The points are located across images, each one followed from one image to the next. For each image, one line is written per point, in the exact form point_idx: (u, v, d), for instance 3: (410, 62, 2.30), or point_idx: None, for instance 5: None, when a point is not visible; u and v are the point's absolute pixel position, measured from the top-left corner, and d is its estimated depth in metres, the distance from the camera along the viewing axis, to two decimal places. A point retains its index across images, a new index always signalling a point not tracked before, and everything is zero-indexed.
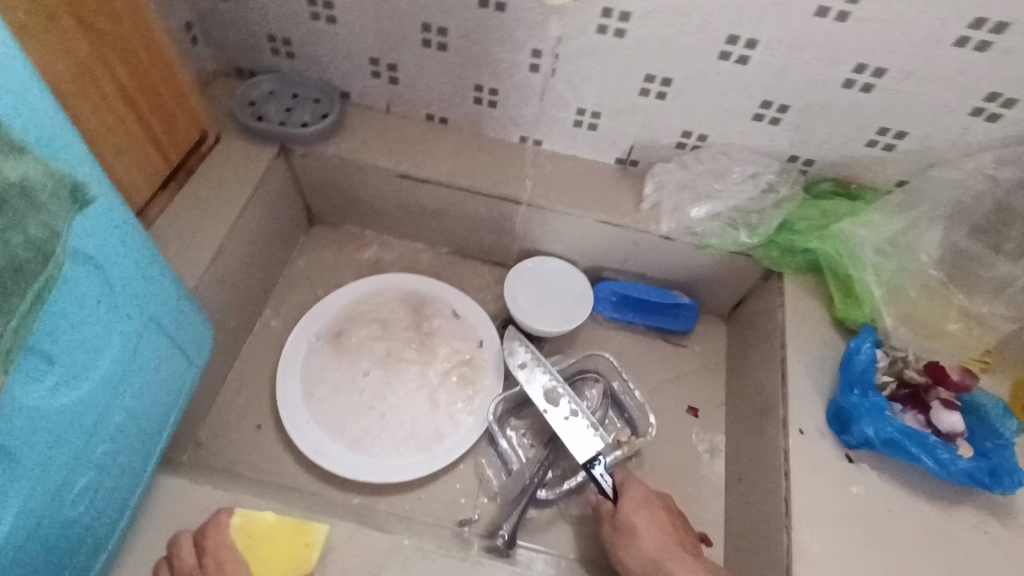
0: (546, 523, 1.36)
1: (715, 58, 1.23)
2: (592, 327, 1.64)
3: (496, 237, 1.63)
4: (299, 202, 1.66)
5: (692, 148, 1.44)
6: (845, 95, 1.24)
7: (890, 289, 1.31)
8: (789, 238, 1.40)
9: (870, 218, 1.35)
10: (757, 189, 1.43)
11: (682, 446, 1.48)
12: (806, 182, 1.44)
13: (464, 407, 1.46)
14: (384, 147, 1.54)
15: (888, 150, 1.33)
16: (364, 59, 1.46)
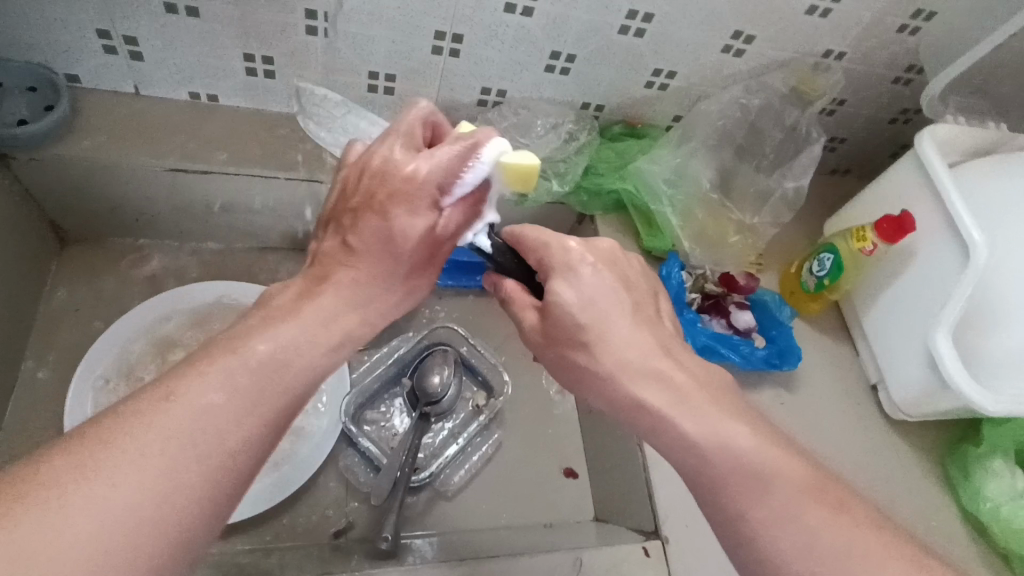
0: (432, 514, 0.69)
1: (501, 7, 0.63)
2: (458, 297, 0.85)
3: (232, 236, 0.77)
4: (30, 214, 0.68)
5: (564, 68, 0.71)
6: (621, 46, 0.69)
7: (698, 223, 0.77)
8: (600, 186, 0.77)
9: (669, 153, 0.77)
10: (564, 138, 0.76)
11: (527, 382, 0.81)
12: (599, 126, 0.79)
13: (314, 415, 0.69)
14: (146, 139, 0.67)
15: (668, 80, 0.74)
16: (93, 31, 0.61)
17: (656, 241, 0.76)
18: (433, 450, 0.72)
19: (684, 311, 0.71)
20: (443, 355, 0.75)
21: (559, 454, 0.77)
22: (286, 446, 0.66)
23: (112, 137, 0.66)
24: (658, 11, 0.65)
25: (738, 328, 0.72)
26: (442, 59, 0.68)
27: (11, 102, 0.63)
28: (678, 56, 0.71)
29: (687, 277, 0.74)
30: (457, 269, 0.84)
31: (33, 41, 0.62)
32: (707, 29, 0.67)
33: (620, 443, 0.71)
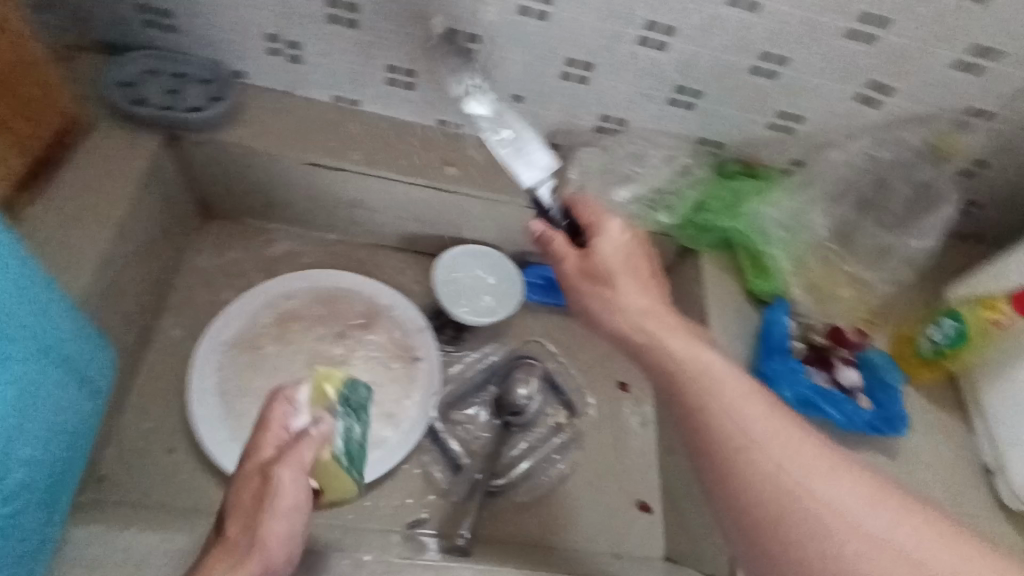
0: (503, 521, 0.70)
1: (638, 39, 0.65)
2: (550, 314, 0.86)
3: (350, 230, 0.83)
4: (186, 190, 0.76)
5: (688, 103, 0.72)
6: (749, 87, 0.69)
7: (806, 271, 0.74)
8: (709, 222, 0.76)
9: (785, 198, 0.75)
10: (678, 171, 0.77)
11: (607, 407, 0.81)
12: (716, 162, 0.78)
13: (405, 410, 0.72)
14: (294, 135, 0.74)
15: (794, 123, 0.73)
16: (264, 36, 0.69)
17: (762, 284, 0.74)
18: (511, 460, 0.74)
19: (788, 358, 0.68)
20: (529, 369, 0.78)
21: (634, 486, 0.76)
22: (378, 433, 0.70)
23: (265, 130, 0.73)
24: (794, 55, 0.65)
25: (841, 385, 0.68)
26: (569, 84, 0.71)
27: (189, 91, 0.70)
28: (807, 101, 0.70)
29: (792, 324, 0.72)
30: (553, 287, 0.85)
31: (214, 40, 0.70)
32: (843, 76, 0.66)
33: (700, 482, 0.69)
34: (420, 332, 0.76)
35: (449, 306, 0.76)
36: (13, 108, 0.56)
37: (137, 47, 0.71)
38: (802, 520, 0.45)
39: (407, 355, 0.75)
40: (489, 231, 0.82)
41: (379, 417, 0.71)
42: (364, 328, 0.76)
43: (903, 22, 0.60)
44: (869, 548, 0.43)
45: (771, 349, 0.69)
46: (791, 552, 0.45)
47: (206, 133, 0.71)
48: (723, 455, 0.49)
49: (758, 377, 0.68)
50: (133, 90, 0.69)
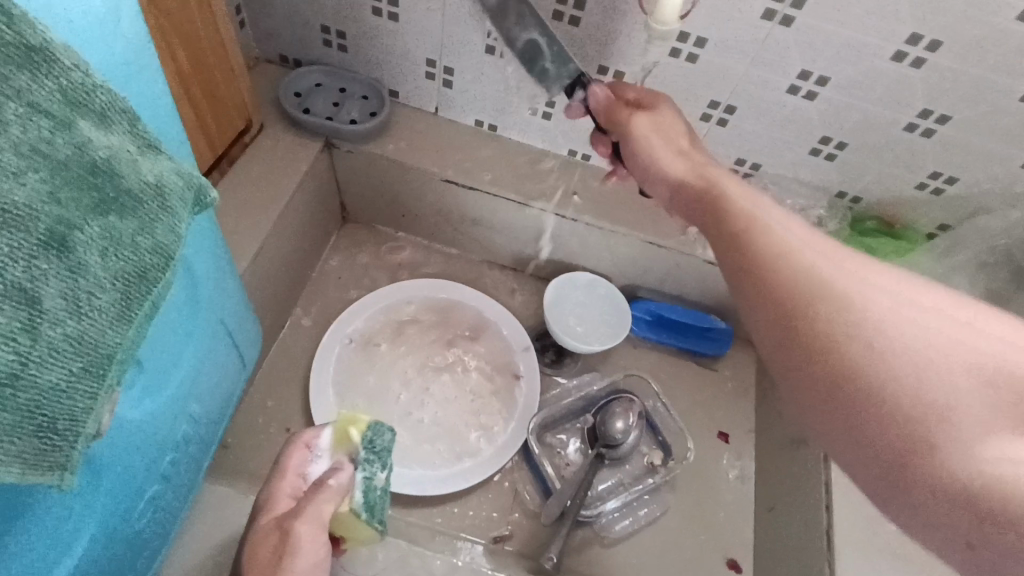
0: (587, 553, 0.69)
1: (787, 86, 0.64)
2: (654, 352, 0.85)
3: (470, 246, 0.87)
4: (332, 193, 0.83)
5: (830, 154, 0.70)
6: (901, 142, 0.66)
7: None
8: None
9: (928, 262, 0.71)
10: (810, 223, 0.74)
11: (705, 455, 0.78)
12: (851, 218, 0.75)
13: (503, 426, 0.73)
14: (435, 152, 0.79)
15: (946, 185, 0.69)
16: (423, 59, 0.75)
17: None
18: (600, 494, 0.72)
19: None
20: (628, 404, 0.76)
21: (726, 542, 0.73)
22: (474, 444, 0.72)
23: (410, 145, 0.79)
24: (958, 114, 0.62)
25: None
26: (707, 126, 0.71)
27: (350, 105, 0.77)
28: (966, 163, 0.66)
29: None
30: (661, 325, 0.85)
31: (379, 60, 0.76)
32: (1012, 140, 0.62)
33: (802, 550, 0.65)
34: (523, 352, 0.78)
35: (558, 331, 0.78)
36: (212, 107, 0.64)
37: (311, 62, 0.79)
38: (830, 323, 0.37)
39: (510, 373, 0.77)
40: (604, 263, 0.83)
41: (477, 429, 0.73)
42: (471, 341, 0.79)
43: None
44: (920, 363, 0.34)
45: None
46: (862, 378, 0.35)
47: (357, 143, 0.78)
48: (762, 269, 0.41)
49: None
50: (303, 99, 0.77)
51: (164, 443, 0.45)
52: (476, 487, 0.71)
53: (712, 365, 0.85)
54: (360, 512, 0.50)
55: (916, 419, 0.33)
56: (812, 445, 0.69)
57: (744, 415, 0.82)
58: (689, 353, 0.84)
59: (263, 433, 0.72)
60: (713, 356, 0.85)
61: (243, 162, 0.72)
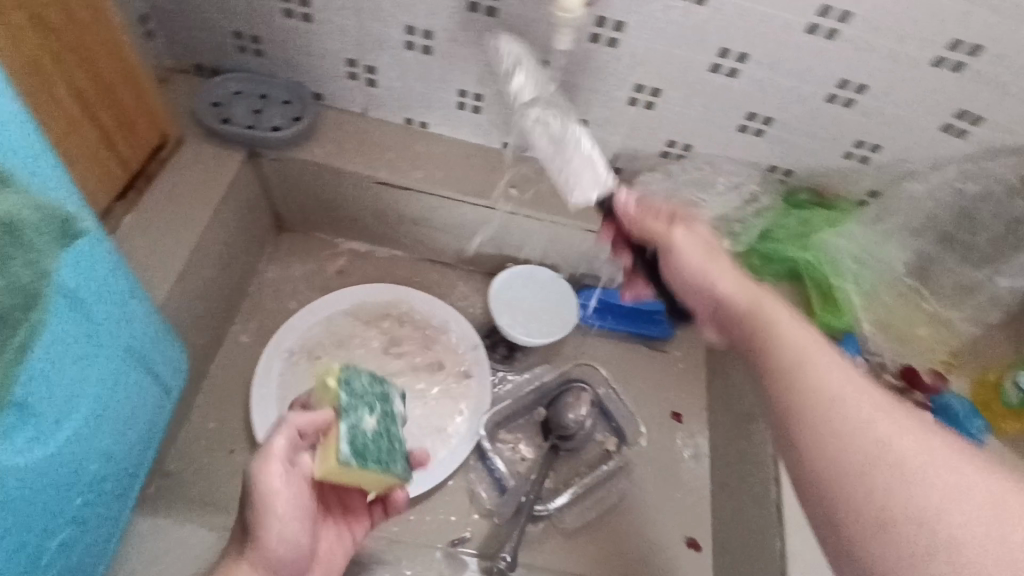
0: (546, 546, 0.69)
1: (710, 64, 0.64)
2: (604, 339, 0.85)
3: (411, 247, 0.85)
4: (263, 203, 0.80)
5: (758, 130, 0.70)
6: (824, 114, 0.67)
7: (880, 308, 0.70)
8: (777, 252, 0.73)
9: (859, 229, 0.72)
10: (744, 199, 0.75)
11: (659, 437, 0.79)
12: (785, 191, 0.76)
13: (456, 427, 0.73)
14: (365, 153, 0.77)
15: (870, 153, 0.70)
16: (343, 59, 0.73)
17: (834, 321, 0.70)
18: (558, 484, 0.72)
19: None
20: (582, 392, 0.77)
21: (684, 521, 0.74)
22: (429, 443, 0.71)
23: (338, 149, 0.76)
24: (875, 82, 0.63)
25: None
26: (636, 110, 0.71)
27: (272, 112, 0.75)
28: (888, 130, 0.67)
29: (861, 364, 0.68)
30: (608, 311, 0.85)
31: (298, 63, 0.74)
32: (928, 105, 0.64)
33: (755, 523, 0.66)
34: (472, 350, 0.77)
35: (504, 327, 0.77)
36: (120, 124, 0.61)
37: (228, 68, 0.76)
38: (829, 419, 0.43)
39: (459, 372, 0.76)
40: (547, 254, 0.83)
41: (431, 428, 0.72)
42: (416, 340, 0.78)
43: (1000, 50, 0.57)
44: (940, 474, 0.38)
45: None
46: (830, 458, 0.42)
47: (285, 150, 0.75)
48: (797, 376, 0.47)
49: None
50: (221, 108, 0.74)
51: (69, 483, 0.44)
52: (431, 492, 0.70)
53: (662, 347, 0.86)
54: (348, 459, 0.48)
55: (919, 501, 0.37)
56: (758, 418, 0.70)
57: (696, 394, 0.83)
58: (638, 337, 0.85)
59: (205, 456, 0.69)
60: (663, 338, 0.85)
61: (162, 179, 0.69)
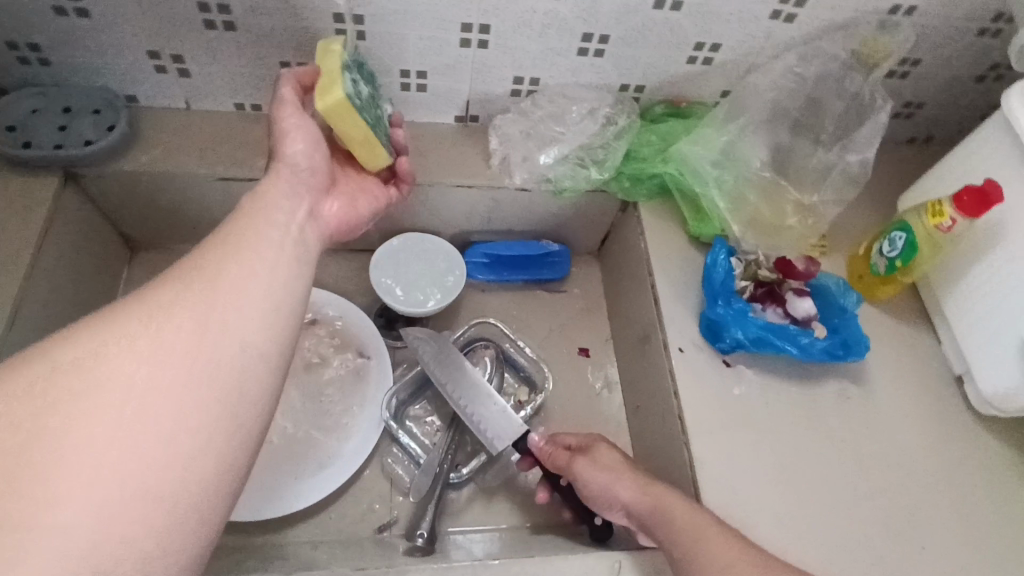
0: (472, 510, 0.69)
1: None
2: (501, 292, 0.84)
3: None
4: (103, 226, 0.73)
5: (598, 50, 0.68)
6: (656, 22, 0.65)
7: (749, 205, 0.72)
8: (642, 171, 0.74)
9: (716, 133, 0.72)
10: (601, 124, 0.73)
11: (569, 376, 0.79)
12: (641, 107, 0.76)
13: (360, 414, 0.71)
14: (199, 151, 0.71)
15: (711, 54, 0.69)
16: (144, 53, 0.66)
17: (703, 228, 0.72)
18: (475, 448, 0.72)
19: (732, 301, 0.66)
20: (484, 351, 0.76)
21: None
22: (338, 441, 0.69)
23: (168, 152, 0.70)
24: None
25: (796, 317, 0.66)
26: (471, 51, 0.68)
27: (80, 125, 0.67)
28: (722, 28, 0.66)
29: (737, 264, 0.69)
30: (499, 264, 0.83)
31: (95, 65, 0.67)
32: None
33: (665, 441, 0.67)
34: (365, 333, 0.75)
35: (391, 301, 0.74)
36: None
37: (18, 85, 0.68)
38: None
39: (355, 359, 0.74)
40: (423, 219, 0.80)
41: (339, 425, 0.70)
42: (306, 338, 0.75)
43: None
44: None
45: (715, 294, 0.67)
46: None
47: (106, 164, 0.68)
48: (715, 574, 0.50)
49: (708, 325, 0.67)
50: (18, 131, 0.66)
51: None
52: (345, 486, 0.68)
53: (560, 288, 0.85)
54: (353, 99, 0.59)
55: None
56: (653, 339, 0.70)
57: (599, 326, 0.83)
58: (533, 282, 0.84)
59: None
60: (558, 279, 0.85)
61: None
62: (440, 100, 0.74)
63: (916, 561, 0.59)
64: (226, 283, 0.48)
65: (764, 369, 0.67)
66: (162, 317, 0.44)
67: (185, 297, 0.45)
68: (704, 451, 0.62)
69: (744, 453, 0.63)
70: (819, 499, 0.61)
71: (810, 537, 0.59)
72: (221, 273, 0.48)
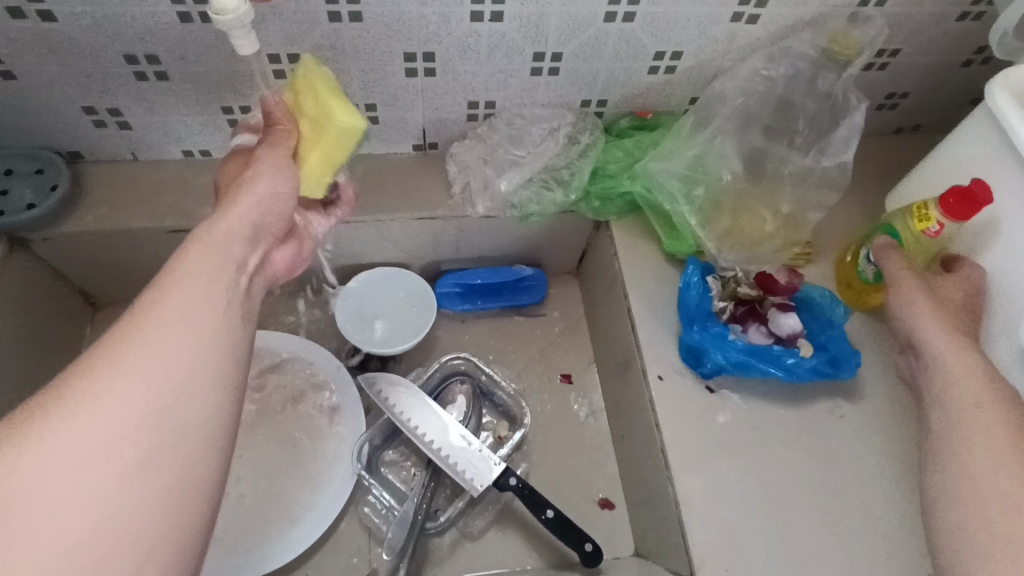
0: (455, 556, 0.66)
1: (470, 12, 0.58)
2: (477, 321, 0.80)
3: None
4: (58, 286, 0.71)
5: (552, 67, 0.65)
6: (609, 36, 0.62)
7: (725, 217, 0.68)
8: (610, 189, 0.70)
9: (685, 144, 0.68)
10: (564, 143, 0.70)
11: (552, 407, 0.76)
12: (605, 122, 0.72)
13: (331, 465, 0.68)
14: (149, 204, 0.68)
15: (673, 62, 0.66)
16: (79, 108, 0.63)
17: (677, 246, 0.68)
18: (454, 493, 0.68)
19: (709, 324, 0.63)
20: (458, 387, 0.72)
21: (593, 486, 0.71)
22: (308, 496, 0.66)
23: (114, 207, 0.68)
24: None
25: (780, 336, 0.63)
26: (419, 80, 0.65)
27: (20, 186, 0.65)
28: (680, 35, 0.63)
29: (713, 282, 0.66)
30: (472, 292, 0.80)
31: (31, 125, 0.64)
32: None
33: (651, 473, 0.64)
34: (336, 378, 0.72)
35: (359, 343, 0.72)
36: None
37: None
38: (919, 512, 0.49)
39: (324, 406, 0.71)
40: (390, 253, 0.77)
41: (308, 479, 0.67)
42: (274, 386, 0.72)
43: None
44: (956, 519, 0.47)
45: (691, 317, 0.64)
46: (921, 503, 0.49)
47: (50, 224, 0.66)
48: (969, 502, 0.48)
49: (687, 350, 0.63)
50: None
51: None
52: (320, 542, 0.66)
53: (539, 313, 0.82)
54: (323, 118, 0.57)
55: None
56: (633, 365, 0.67)
57: (581, 350, 0.79)
58: (510, 309, 0.81)
59: None
60: (535, 303, 0.81)
61: None
62: (395, 130, 0.71)
63: None
64: (181, 320, 0.37)
65: (750, 391, 0.64)
66: (113, 362, 0.33)
67: (134, 339, 0.35)
68: (690, 484, 0.58)
69: (733, 485, 0.59)
70: (820, 530, 0.57)
71: (810, 573, 0.55)
72: (181, 305, 0.38)
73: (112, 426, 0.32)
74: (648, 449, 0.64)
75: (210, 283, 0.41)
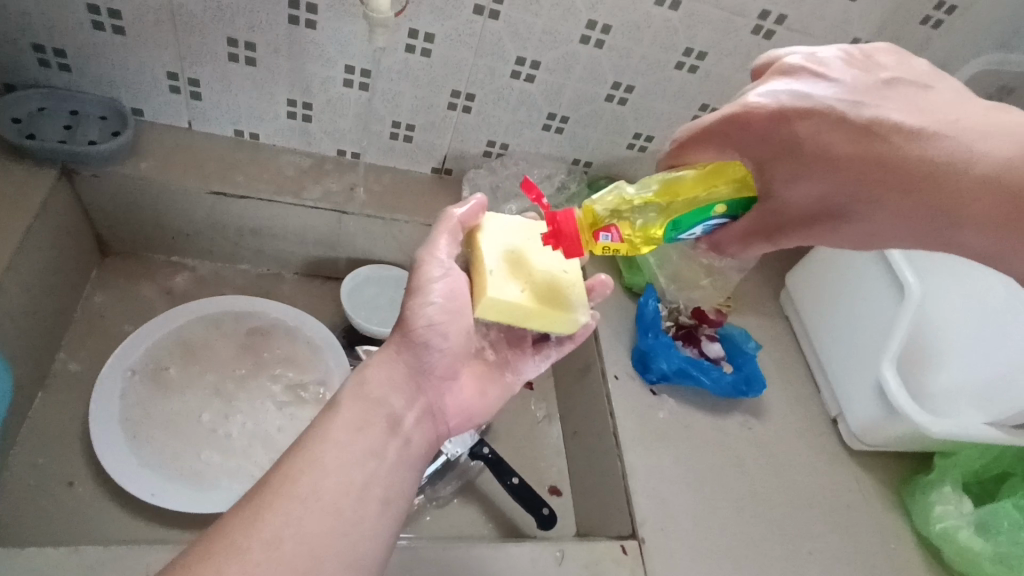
0: (422, 517, 0.73)
1: (510, 70, 0.76)
2: None
3: (255, 258, 0.85)
4: (85, 223, 0.76)
5: (559, 126, 0.84)
6: (605, 113, 0.82)
7: None
8: None
9: None
10: (557, 187, 0.88)
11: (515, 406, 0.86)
12: (588, 179, 0.91)
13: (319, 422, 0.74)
14: (197, 167, 0.77)
15: (646, 142, 0.87)
16: (164, 73, 0.73)
17: (636, 279, 0.86)
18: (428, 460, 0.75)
19: (661, 335, 0.79)
20: None
21: (545, 475, 0.81)
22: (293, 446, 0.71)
23: (167, 163, 0.76)
24: (638, 84, 0.79)
25: (708, 356, 0.80)
26: (456, 114, 0.81)
27: (85, 128, 0.73)
28: (656, 123, 0.84)
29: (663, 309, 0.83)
30: None
31: (114, 79, 0.73)
32: (680, 101, 0.81)
33: (599, 457, 0.75)
34: (331, 347, 0.78)
35: (357, 320, 0.80)
36: None
37: (28, 85, 0.72)
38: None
39: (318, 372, 0.76)
40: (393, 253, 0.88)
41: (295, 431, 0.72)
42: (273, 345, 0.77)
43: (715, 57, 0.77)
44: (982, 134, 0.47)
45: (645, 329, 0.80)
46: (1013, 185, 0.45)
47: (103, 165, 0.73)
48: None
49: (640, 356, 0.79)
50: (24, 126, 0.70)
51: None
52: None
53: None
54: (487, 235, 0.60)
55: None
56: (592, 369, 0.80)
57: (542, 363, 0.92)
58: None
59: (27, 494, 0.62)
60: None
61: None
62: (423, 151, 0.85)
63: (807, 562, 0.69)
64: (326, 471, 0.48)
65: (682, 397, 0.79)
66: (295, 483, 0.47)
67: (301, 477, 0.47)
68: (635, 461, 0.71)
69: (667, 465, 0.72)
70: (731, 508, 0.71)
71: (722, 539, 0.68)
72: (342, 431, 0.51)
73: (310, 499, 0.47)
74: (599, 438, 0.76)
75: (356, 431, 0.51)
